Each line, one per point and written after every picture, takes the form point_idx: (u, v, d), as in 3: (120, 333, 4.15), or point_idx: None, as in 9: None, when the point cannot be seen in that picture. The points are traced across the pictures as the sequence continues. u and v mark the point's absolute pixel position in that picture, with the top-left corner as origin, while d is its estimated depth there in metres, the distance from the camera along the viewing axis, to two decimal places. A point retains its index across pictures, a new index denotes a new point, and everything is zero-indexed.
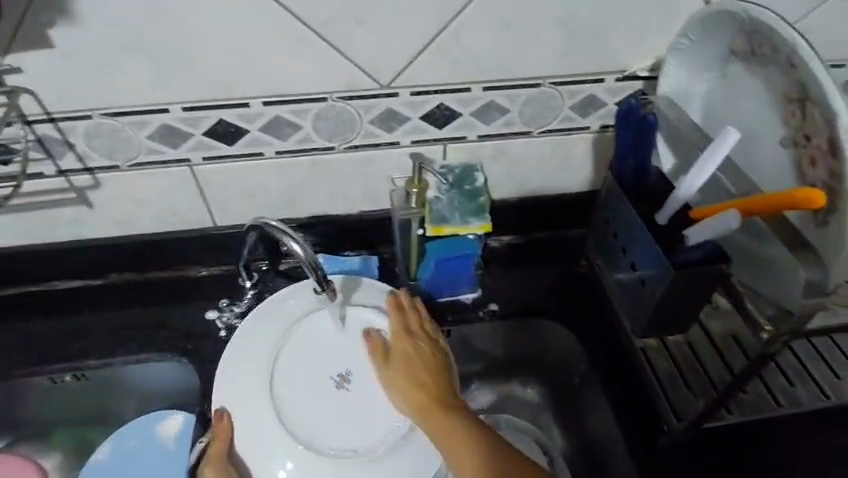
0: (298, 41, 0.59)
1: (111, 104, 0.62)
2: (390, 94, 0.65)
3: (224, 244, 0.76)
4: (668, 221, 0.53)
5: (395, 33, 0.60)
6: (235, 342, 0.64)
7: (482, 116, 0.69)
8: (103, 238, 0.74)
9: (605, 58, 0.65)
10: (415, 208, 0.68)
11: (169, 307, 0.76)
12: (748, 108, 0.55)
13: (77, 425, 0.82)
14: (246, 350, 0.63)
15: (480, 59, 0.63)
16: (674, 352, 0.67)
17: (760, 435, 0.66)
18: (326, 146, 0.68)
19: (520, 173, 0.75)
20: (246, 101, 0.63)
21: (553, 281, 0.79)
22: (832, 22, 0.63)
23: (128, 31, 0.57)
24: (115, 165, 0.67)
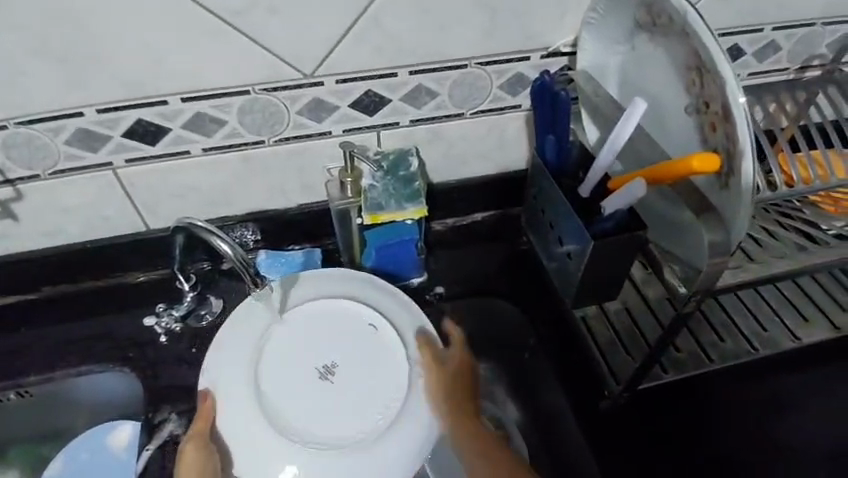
0: (211, 34, 0.58)
1: (20, 110, 0.59)
2: (315, 84, 0.64)
3: (162, 247, 0.74)
4: (590, 194, 0.55)
5: (313, 21, 0.59)
6: (224, 332, 0.63)
7: (411, 101, 0.68)
8: (33, 250, 0.71)
9: (528, 36, 0.65)
10: (352, 197, 0.68)
11: (110, 316, 0.74)
12: (655, 79, 0.56)
13: (26, 444, 0.80)
14: (235, 339, 0.63)
15: (402, 43, 0.63)
16: (613, 319, 0.69)
17: (681, 393, 0.69)
18: (255, 140, 0.67)
19: (456, 156, 0.76)
20: (165, 99, 0.61)
21: (498, 260, 0.80)
22: None
23: (27, 32, 0.54)
24: (35, 174, 0.64)
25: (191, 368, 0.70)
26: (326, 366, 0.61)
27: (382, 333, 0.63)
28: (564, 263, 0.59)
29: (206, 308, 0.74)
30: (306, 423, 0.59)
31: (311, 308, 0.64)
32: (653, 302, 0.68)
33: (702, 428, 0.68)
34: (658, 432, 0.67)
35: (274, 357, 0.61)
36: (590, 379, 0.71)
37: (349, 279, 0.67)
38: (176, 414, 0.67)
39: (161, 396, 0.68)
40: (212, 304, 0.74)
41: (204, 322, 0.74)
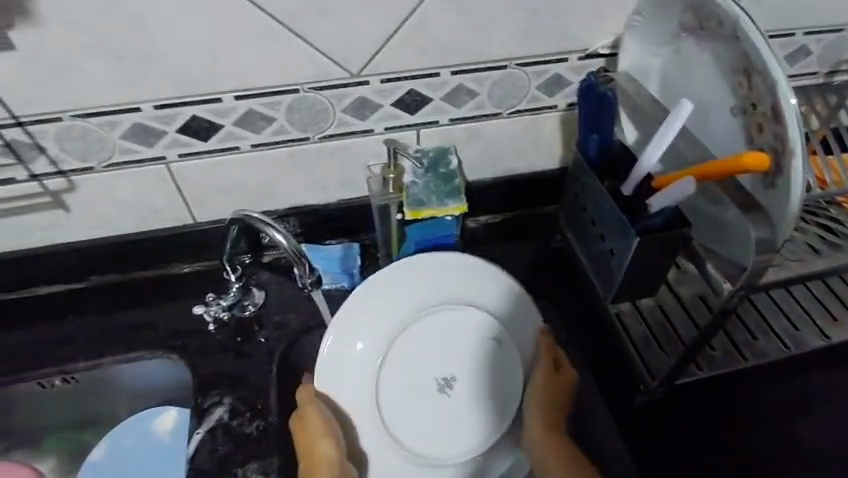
0: (265, 34, 0.60)
1: (80, 105, 0.61)
2: (361, 83, 0.66)
3: (207, 240, 0.77)
4: (633, 192, 0.56)
5: (363, 23, 0.61)
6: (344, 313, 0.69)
7: (451, 101, 0.70)
8: (83, 241, 0.74)
9: (568, 38, 0.67)
10: (393, 193, 0.70)
11: (156, 306, 0.77)
12: (697, 81, 0.58)
13: (68, 431, 0.82)
14: (359, 324, 0.70)
15: (446, 44, 0.65)
16: (647, 316, 0.70)
17: (710, 391, 0.71)
18: (301, 137, 0.69)
19: (493, 154, 0.78)
20: (218, 96, 0.63)
21: (528, 257, 0.82)
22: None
23: (92, 29, 0.56)
24: (90, 167, 0.66)
25: (236, 357, 0.73)
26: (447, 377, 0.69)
27: (504, 354, 0.70)
28: (606, 258, 0.61)
29: (249, 300, 0.76)
30: (419, 422, 0.69)
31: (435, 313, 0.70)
32: (689, 303, 0.67)
33: (736, 424, 0.69)
34: (690, 435, 0.68)
35: (397, 356, 0.69)
36: (622, 375, 0.72)
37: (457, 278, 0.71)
38: (223, 401, 0.69)
39: (208, 383, 0.71)
40: (254, 295, 0.77)
41: (246, 312, 0.76)
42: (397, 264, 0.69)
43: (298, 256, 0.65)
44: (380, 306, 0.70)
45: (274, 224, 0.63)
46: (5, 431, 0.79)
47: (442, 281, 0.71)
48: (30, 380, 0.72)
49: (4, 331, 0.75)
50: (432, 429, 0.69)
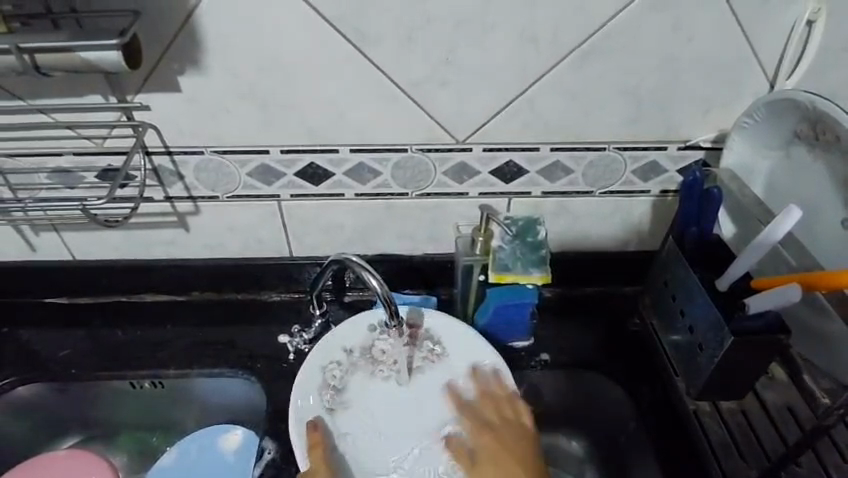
0: (388, 97, 0.66)
1: (220, 143, 0.69)
2: (465, 149, 0.70)
3: (299, 273, 0.83)
4: (728, 288, 0.57)
5: (476, 98, 0.66)
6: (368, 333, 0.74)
7: (547, 175, 0.73)
8: (193, 259, 0.82)
9: (670, 128, 0.69)
10: (479, 254, 0.72)
11: (243, 327, 0.82)
12: (807, 186, 0.62)
13: (143, 431, 0.87)
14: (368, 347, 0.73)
15: (550, 123, 0.68)
16: (729, 420, 0.67)
17: None
18: (401, 192, 0.75)
19: (581, 228, 0.79)
20: (336, 148, 0.70)
21: (599, 336, 0.80)
22: None
23: (244, 82, 0.64)
24: (215, 196, 0.74)
25: None
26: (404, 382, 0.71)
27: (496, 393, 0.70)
28: (694, 352, 0.60)
29: (327, 337, 0.81)
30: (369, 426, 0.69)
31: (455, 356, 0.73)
32: (775, 412, 0.66)
33: None
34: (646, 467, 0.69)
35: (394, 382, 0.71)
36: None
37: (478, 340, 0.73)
38: None
39: (281, 408, 0.74)
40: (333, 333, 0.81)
41: None
42: (435, 317, 0.74)
43: (387, 297, 0.67)
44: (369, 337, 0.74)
45: (376, 277, 0.66)
46: (93, 421, 0.86)
47: (450, 336, 0.73)
48: (126, 378, 0.79)
49: (113, 328, 0.83)
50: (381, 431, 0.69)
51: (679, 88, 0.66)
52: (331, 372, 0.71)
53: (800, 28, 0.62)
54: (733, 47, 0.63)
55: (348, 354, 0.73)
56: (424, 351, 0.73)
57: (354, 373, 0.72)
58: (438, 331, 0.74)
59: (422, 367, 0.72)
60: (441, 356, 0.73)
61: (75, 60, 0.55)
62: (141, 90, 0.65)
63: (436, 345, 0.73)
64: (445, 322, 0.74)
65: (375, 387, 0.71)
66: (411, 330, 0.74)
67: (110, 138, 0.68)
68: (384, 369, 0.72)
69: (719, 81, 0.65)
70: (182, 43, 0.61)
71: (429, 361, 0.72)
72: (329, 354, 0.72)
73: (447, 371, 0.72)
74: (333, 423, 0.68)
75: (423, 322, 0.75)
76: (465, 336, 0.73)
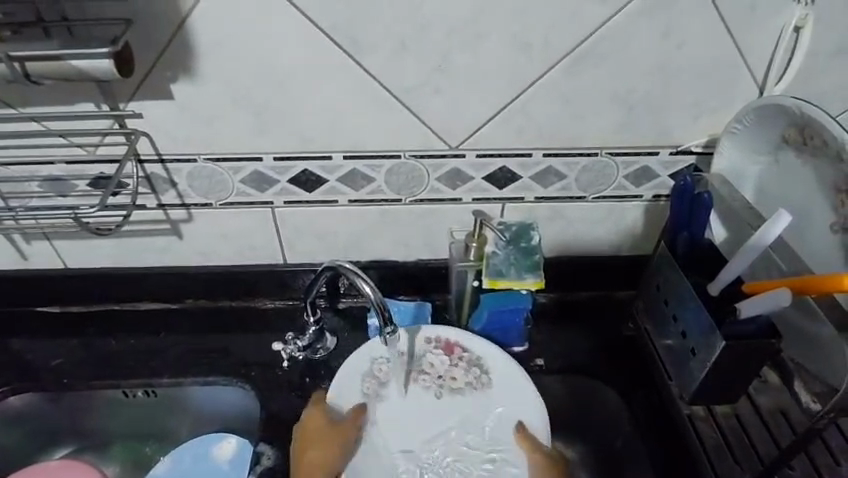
0: (380, 104, 0.66)
1: (213, 150, 0.69)
2: (458, 156, 0.71)
3: (293, 280, 0.83)
4: (719, 292, 0.57)
5: (468, 105, 0.67)
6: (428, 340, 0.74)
7: (540, 180, 0.74)
8: (187, 266, 0.81)
9: (661, 134, 0.69)
10: (473, 260, 0.73)
11: (237, 335, 0.82)
12: (796, 191, 0.63)
13: (136, 441, 0.87)
14: (422, 362, 0.73)
15: (542, 129, 0.69)
16: (722, 424, 0.68)
17: None
18: (394, 198, 0.75)
19: (574, 233, 0.80)
20: (329, 155, 0.70)
21: (594, 341, 0.81)
22: None
23: (236, 89, 0.64)
24: (208, 203, 0.74)
25: (302, 397, 0.76)
26: (440, 394, 0.72)
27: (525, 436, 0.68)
28: (686, 357, 0.61)
29: (321, 344, 0.80)
30: (399, 422, 0.71)
31: (499, 390, 0.71)
32: (768, 417, 0.64)
33: None
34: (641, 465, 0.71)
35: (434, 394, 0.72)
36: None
37: (520, 373, 0.71)
38: (288, 439, 0.72)
39: (275, 416, 0.74)
40: (326, 341, 0.80)
41: (317, 355, 0.80)
42: (491, 348, 0.73)
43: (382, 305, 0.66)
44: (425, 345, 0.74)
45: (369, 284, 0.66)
46: (85, 431, 0.85)
47: (499, 369, 0.72)
48: (119, 387, 0.78)
49: (105, 337, 0.82)
50: (407, 427, 0.71)
51: (669, 94, 0.66)
52: (378, 366, 0.73)
53: (788, 34, 0.62)
54: (723, 53, 0.63)
55: (400, 358, 0.73)
56: (470, 377, 0.72)
57: (395, 379, 0.72)
58: (490, 361, 0.73)
59: (463, 390, 0.72)
60: (485, 387, 0.72)
61: (66, 68, 0.55)
62: (133, 98, 0.65)
63: (484, 375, 0.72)
64: (500, 358, 0.72)
65: (414, 395, 0.72)
66: (463, 352, 0.74)
67: (102, 146, 0.68)
68: (428, 379, 0.73)
69: (709, 87, 0.66)
70: (174, 51, 0.62)
71: (471, 387, 0.72)
72: (382, 351, 0.73)
73: (484, 403, 0.71)
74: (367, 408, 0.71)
75: (475, 349, 0.74)
76: (516, 371, 0.71)
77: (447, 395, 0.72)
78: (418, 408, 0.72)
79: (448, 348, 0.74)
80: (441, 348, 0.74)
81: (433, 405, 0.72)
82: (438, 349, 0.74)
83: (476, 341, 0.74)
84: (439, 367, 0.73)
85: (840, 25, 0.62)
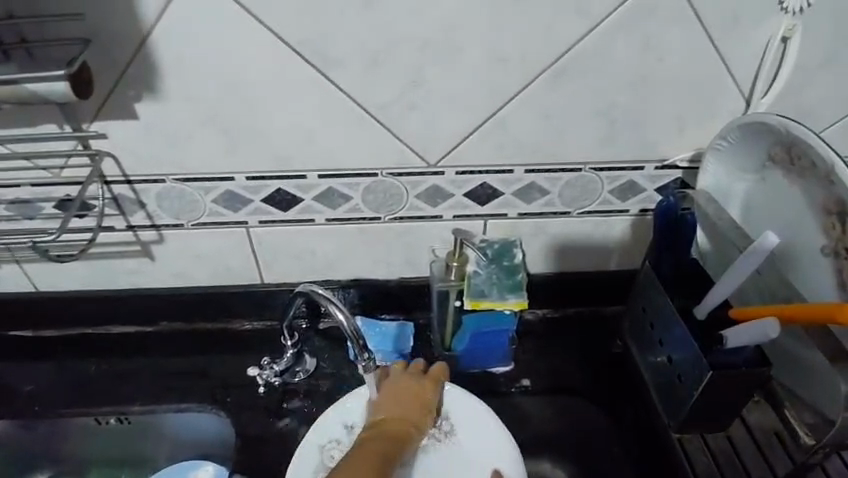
0: (355, 121, 0.64)
1: (183, 170, 0.67)
2: (437, 173, 0.68)
3: (271, 300, 0.80)
4: (706, 316, 0.55)
5: (445, 121, 0.64)
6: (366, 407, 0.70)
7: (522, 196, 0.71)
8: (161, 288, 0.79)
9: (645, 148, 0.67)
10: (454, 280, 0.70)
11: (214, 358, 0.79)
12: (782, 210, 0.61)
13: (110, 468, 0.84)
14: None
15: (522, 144, 0.67)
16: (713, 445, 0.65)
17: None
18: (373, 216, 0.72)
19: (560, 249, 0.77)
20: (303, 174, 0.68)
21: (580, 358, 0.78)
22: None
23: (204, 109, 0.62)
24: (180, 223, 0.72)
25: (279, 423, 0.73)
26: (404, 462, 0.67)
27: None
28: (673, 381, 0.58)
29: (301, 366, 0.78)
30: None
31: (464, 436, 0.69)
32: (761, 439, 0.64)
33: None
34: None
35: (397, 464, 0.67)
36: None
37: (484, 415, 0.68)
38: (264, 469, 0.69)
39: (251, 445, 0.71)
40: (306, 362, 0.78)
41: (296, 379, 0.77)
42: (442, 393, 0.70)
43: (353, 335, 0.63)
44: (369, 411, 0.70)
45: (343, 310, 0.63)
46: (57, 458, 0.82)
47: (457, 415, 0.69)
48: (90, 415, 0.76)
49: (77, 362, 0.80)
50: None
51: (653, 108, 0.64)
52: (328, 452, 0.67)
53: (774, 45, 0.60)
54: (707, 66, 0.61)
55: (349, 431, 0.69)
56: (431, 431, 0.69)
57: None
58: (444, 405, 0.70)
59: (426, 447, 0.68)
60: (449, 435, 0.69)
61: (20, 91, 0.52)
62: (97, 119, 0.62)
63: (443, 422, 0.69)
64: (457, 400, 0.70)
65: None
66: None
67: (67, 168, 0.66)
68: None
69: (694, 100, 0.64)
70: (137, 71, 0.59)
71: (434, 440, 0.68)
72: (327, 431, 0.69)
73: (456, 453, 0.68)
74: None
75: None
76: (472, 407, 0.69)
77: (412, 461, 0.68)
78: None
79: None
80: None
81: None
82: None
83: None
84: None
85: (827, 35, 0.60)
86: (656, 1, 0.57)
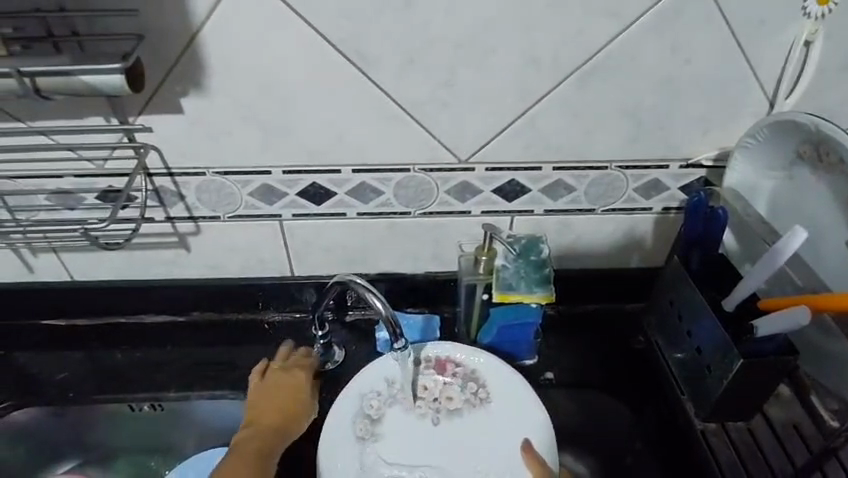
0: (390, 118, 0.66)
1: (222, 164, 0.69)
2: (467, 169, 0.70)
3: (300, 293, 0.82)
4: (735, 308, 0.57)
5: (477, 119, 0.66)
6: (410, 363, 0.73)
7: (549, 193, 0.73)
8: (193, 280, 0.81)
9: (671, 147, 0.69)
10: (483, 274, 0.73)
11: (244, 348, 0.82)
12: (810, 207, 0.63)
13: (141, 455, 0.86)
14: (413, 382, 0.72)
15: (551, 142, 0.68)
16: (736, 439, 0.67)
17: None
18: (403, 211, 0.74)
19: (583, 245, 0.79)
20: (338, 168, 0.70)
21: (604, 355, 0.80)
22: None
23: (246, 104, 0.64)
24: (217, 215, 0.74)
25: None
26: (437, 418, 0.70)
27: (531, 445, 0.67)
28: (701, 374, 0.60)
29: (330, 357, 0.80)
30: (398, 455, 0.68)
31: (496, 404, 0.71)
32: (783, 434, 0.63)
33: None
34: None
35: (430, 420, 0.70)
36: None
37: (518, 382, 0.71)
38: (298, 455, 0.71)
39: None
40: (335, 353, 0.80)
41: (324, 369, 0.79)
42: (481, 357, 0.73)
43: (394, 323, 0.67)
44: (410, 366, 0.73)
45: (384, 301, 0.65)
46: (89, 445, 0.84)
47: (494, 380, 0.72)
48: (125, 401, 0.78)
49: (111, 350, 0.82)
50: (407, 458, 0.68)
51: (680, 107, 0.66)
52: (368, 401, 0.71)
53: (801, 48, 0.62)
54: (734, 68, 0.63)
55: (389, 386, 0.72)
56: (467, 394, 0.71)
57: (394, 405, 0.71)
58: (484, 373, 0.72)
59: (461, 410, 0.71)
60: (484, 401, 0.71)
61: (76, 84, 0.55)
62: (143, 112, 0.64)
63: (480, 389, 0.72)
64: (493, 366, 0.72)
65: (412, 425, 0.70)
66: (456, 367, 0.73)
67: (111, 160, 0.68)
68: (423, 406, 0.71)
69: (720, 100, 0.65)
70: (184, 67, 0.62)
71: (470, 405, 0.71)
72: (371, 383, 0.72)
73: (489, 417, 0.70)
74: (361, 454, 0.68)
75: (469, 363, 0.73)
76: (511, 376, 0.71)
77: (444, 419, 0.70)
78: (417, 436, 0.70)
79: (440, 367, 0.73)
80: (432, 367, 0.73)
81: (429, 432, 0.70)
82: (428, 370, 0.73)
83: (467, 353, 0.74)
84: (434, 390, 0.72)
85: None
86: (687, 5, 0.59)
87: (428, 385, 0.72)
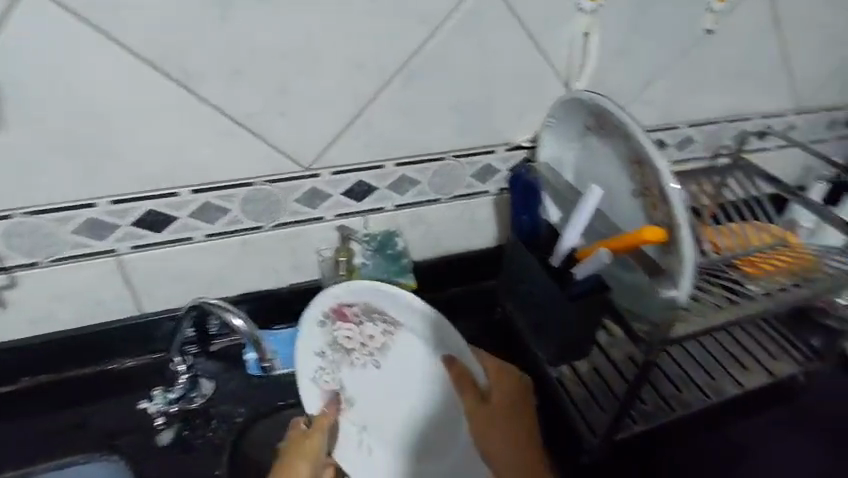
0: (225, 132, 0.65)
1: (34, 202, 0.62)
2: (314, 176, 0.71)
3: (152, 330, 0.75)
4: (561, 263, 0.66)
5: (315, 125, 0.68)
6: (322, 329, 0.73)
7: (397, 189, 0.77)
8: (15, 341, 0.71)
9: (493, 134, 0.77)
10: (343, 274, 0.77)
11: (94, 405, 0.73)
12: (603, 169, 0.74)
13: None
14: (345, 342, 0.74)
15: (388, 141, 0.72)
16: (585, 376, 0.76)
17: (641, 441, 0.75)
18: (252, 225, 0.73)
19: (436, 233, 0.85)
20: (176, 190, 0.66)
21: (474, 334, 0.88)
22: (658, 99, 0.83)
23: (55, 133, 0.58)
24: (35, 262, 0.66)
25: (182, 454, 0.70)
26: (377, 361, 0.74)
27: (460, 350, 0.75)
28: (547, 326, 0.69)
29: (196, 392, 0.74)
30: (377, 410, 0.72)
31: (408, 330, 0.75)
32: (623, 367, 0.75)
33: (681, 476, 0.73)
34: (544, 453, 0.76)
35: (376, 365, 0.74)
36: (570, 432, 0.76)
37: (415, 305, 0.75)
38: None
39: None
40: (203, 387, 0.75)
41: (193, 405, 0.74)
42: (369, 289, 0.75)
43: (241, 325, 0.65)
44: (327, 332, 0.73)
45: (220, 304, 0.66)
46: None
47: (395, 308, 0.76)
48: None
49: None
50: (386, 407, 0.73)
51: (494, 97, 0.74)
52: (323, 381, 0.71)
53: (578, 40, 0.74)
54: (530, 58, 0.73)
55: (325, 357, 0.72)
56: (382, 327, 0.75)
57: (341, 369, 0.72)
58: (377, 301, 0.75)
59: (387, 343, 0.74)
60: (396, 323, 0.75)
61: None
62: None
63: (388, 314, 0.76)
64: (390, 298, 0.75)
65: (360, 375, 0.73)
66: (353, 308, 0.75)
67: None
68: (360, 357, 0.73)
69: (525, 86, 0.75)
70: None
71: (391, 331, 0.75)
72: (308, 366, 0.71)
73: (410, 341, 0.75)
74: (346, 424, 0.71)
75: (360, 300, 0.75)
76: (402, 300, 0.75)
77: (385, 358, 0.74)
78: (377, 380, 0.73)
79: (341, 316, 0.74)
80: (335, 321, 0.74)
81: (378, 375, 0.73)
82: (335, 324, 0.74)
83: (354, 293, 0.74)
84: (354, 339, 0.74)
85: (616, 26, 0.74)
86: (482, 6, 0.66)
87: (359, 341, 0.74)
